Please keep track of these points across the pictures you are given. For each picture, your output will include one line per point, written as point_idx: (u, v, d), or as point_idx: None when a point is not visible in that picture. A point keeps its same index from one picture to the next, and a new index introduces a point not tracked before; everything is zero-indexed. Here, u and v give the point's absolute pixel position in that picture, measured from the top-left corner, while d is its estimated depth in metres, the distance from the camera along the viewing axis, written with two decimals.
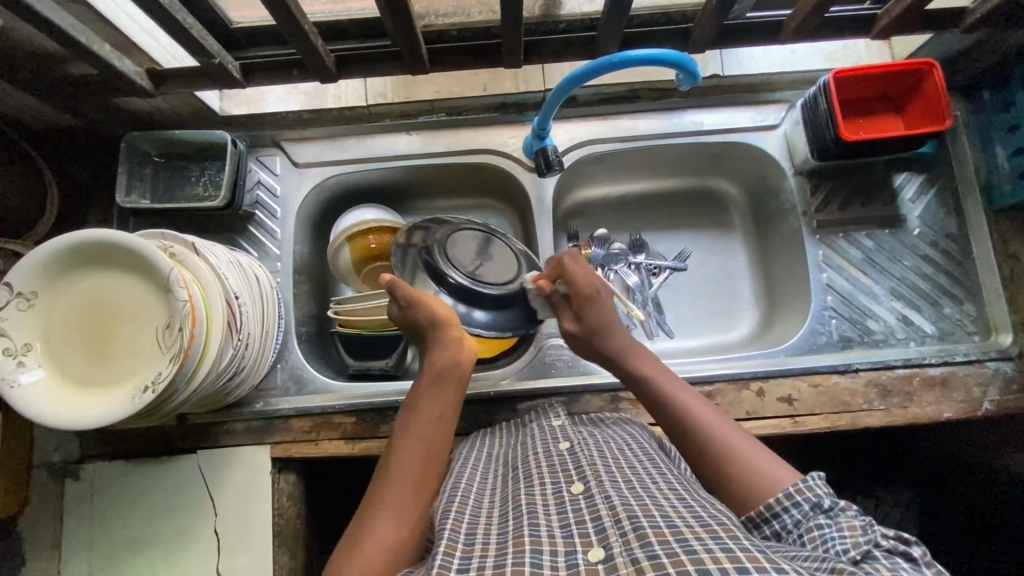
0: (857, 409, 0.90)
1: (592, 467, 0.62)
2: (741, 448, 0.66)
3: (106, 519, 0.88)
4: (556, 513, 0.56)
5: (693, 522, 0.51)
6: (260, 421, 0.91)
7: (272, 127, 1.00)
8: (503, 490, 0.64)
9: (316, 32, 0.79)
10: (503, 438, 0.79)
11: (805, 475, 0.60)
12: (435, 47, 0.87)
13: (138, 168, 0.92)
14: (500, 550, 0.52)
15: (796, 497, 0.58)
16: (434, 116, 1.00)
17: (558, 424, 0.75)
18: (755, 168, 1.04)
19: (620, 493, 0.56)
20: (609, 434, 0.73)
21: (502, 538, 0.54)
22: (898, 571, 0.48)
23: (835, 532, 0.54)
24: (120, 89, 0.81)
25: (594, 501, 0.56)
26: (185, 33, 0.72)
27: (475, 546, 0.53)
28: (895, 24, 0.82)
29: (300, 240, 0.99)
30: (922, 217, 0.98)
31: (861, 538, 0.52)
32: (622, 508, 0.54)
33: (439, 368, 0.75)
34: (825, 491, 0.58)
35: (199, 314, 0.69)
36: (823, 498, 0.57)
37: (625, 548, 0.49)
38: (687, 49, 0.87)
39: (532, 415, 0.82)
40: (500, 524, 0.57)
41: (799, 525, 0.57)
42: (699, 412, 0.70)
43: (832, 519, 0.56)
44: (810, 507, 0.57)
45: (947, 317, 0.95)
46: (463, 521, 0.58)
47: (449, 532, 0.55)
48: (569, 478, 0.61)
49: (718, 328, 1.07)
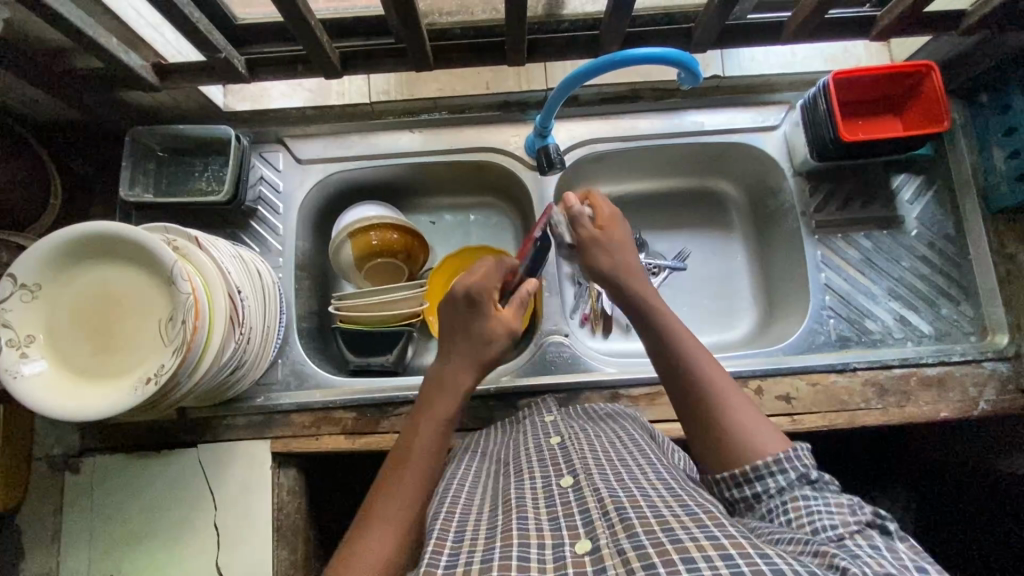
0: (855, 408, 0.90)
1: (582, 460, 0.62)
2: (738, 413, 0.65)
3: (106, 512, 0.88)
4: (546, 507, 0.56)
5: (680, 511, 0.52)
6: (260, 416, 0.91)
7: (276, 123, 1.00)
8: (494, 485, 0.64)
9: (321, 28, 0.79)
10: (498, 433, 0.79)
11: (793, 446, 0.61)
12: (439, 45, 0.88)
13: (142, 162, 0.92)
14: (488, 545, 0.52)
15: (784, 463, 0.59)
16: (438, 113, 1.01)
17: (549, 420, 0.75)
18: (755, 169, 1.05)
19: (609, 485, 0.57)
20: (600, 427, 0.73)
21: (491, 532, 0.55)
22: (874, 538, 0.50)
23: (825, 508, 0.55)
24: (125, 82, 0.81)
25: (583, 493, 0.57)
26: (192, 27, 0.72)
27: (464, 542, 0.54)
28: (893, 27, 0.83)
29: (302, 236, 1.00)
30: (920, 218, 0.99)
31: (851, 517, 0.53)
32: (610, 498, 0.54)
33: (454, 387, 0.71)
34: (811, 462, 0.60)
35: (201, 307, 0.70)
36: (810, 470, 0.59)
37: (612, 538, 0.49)
38: (689, 49, 0.88)
39: (525, 411, 0.82)
40: (490, 519, 0.57)
41: (782, 491, 0.58)
42: (712, 373, 0.67)
43: (818, 493, 0.57)
44: (796, 477, 0.58)
45: (945, 317, 0.95)
46: (453, 518, 0.58)
47: (439, 531, 0.55)
48: (559, 471, 0.62)
49: (717, 327, 1.07)
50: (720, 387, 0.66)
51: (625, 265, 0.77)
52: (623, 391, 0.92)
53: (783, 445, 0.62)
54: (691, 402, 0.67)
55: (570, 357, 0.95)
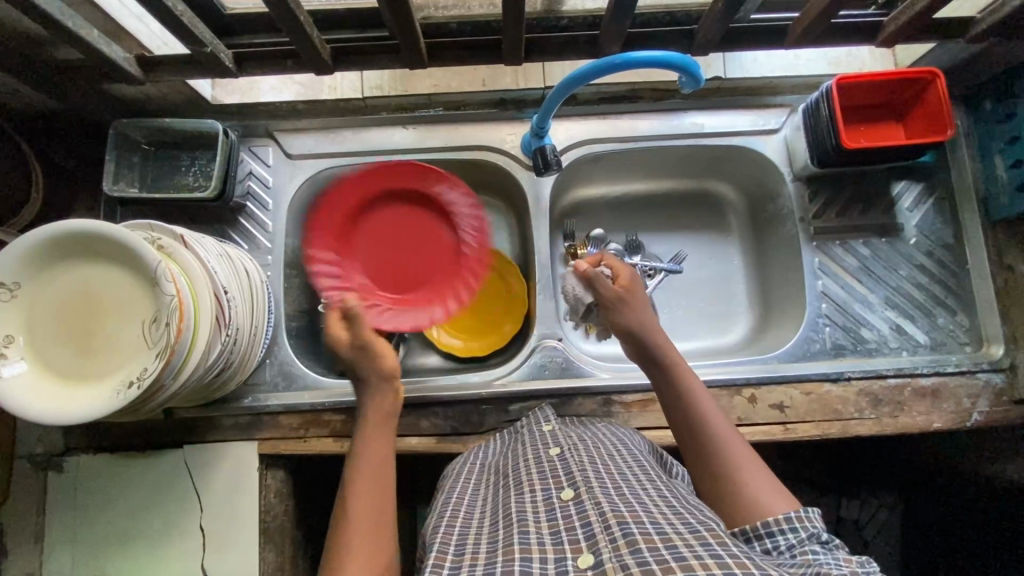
0: (849, 418, 0.90)
1: (582, 473, 0.61)
2: (741, 468, 0.64)
3: (90, 513, 0.87)
4: (547, 520, 0.55)
5: (683, 530, 0.51)
6: (248, 417, 0.90)
7: (266, 117, 0.98)
8: (494, 500, 0.63)
9: (311, 22, 0.77)
10: (499, 444, 0.78)
11: (804, 506, 0.58)
12: (434, 40, 0.85)
13: (127, 155, 0.90)
14: (489, 559, 0.52)
15: (796, 522, 0.56)
16: (433, 110, 0.99)
17: (547, 430, 0.74)
18: (755, 173, 1.04)
19: (610, 499, 0.55)
20: (603, 440, 0.72)
21: (493, 547, 0.54)
22: None
23: (833, 559, 0.52)
24: (108, 75, 0.79)
25: (584, 507, 0.55)
26: (176, 19, 0.70)
27: (464, 556, 0.53)
28: (900, 34, 0.81)
29: (291, 233, 0.98)
30: (919, 226, 0.98)
31: (858, 567, 0.50)
32: (613, 513, 0.53)
33: (379, 411, 0.72)
34: (821, 525, 0.57)
35: (186, 309, 0.67)
36: (820, 531, 0.56)
37: (614, 553, 0.48)
38: (691, 52, 0.86)
39: (523, 419, 0.82)
40: (490, 534, 0.56)
41: (793, 548, 0.55)
42: (710, 408, 0.69)
43: (828, 550, 0.54)
44: (807, 536, 0.55)
45: (941, 327, 0.95)
46: (454, 532, 0.58)
47: (440, 545, 0.55)
48: (559, 484, 0.60)
49: (711, 332, 1.06)
50: (716, 421, 0.68)
51: (650, 326, 0.77)
52: (616, 397, 0.91)
53: (791, 506, 0.59)
54: (697, 447, 0.67)
55: (564, 362, 0.94)
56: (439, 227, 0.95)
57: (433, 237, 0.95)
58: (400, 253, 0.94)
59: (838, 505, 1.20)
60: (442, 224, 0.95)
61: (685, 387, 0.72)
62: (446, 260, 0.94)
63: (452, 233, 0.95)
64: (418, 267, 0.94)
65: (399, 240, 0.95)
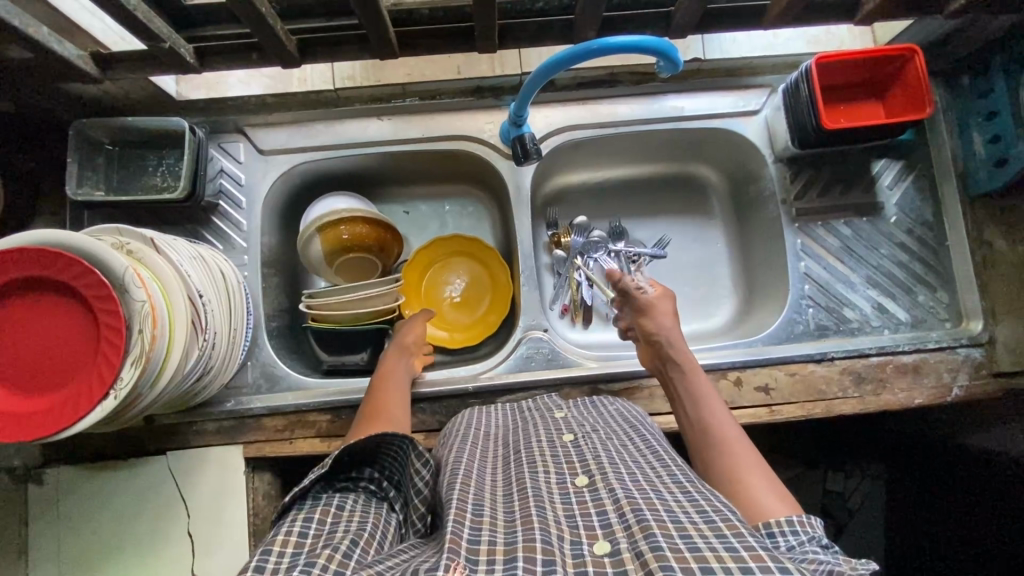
0: (832, 397, 0.91)
1: (596, 460, 0.60)
2: (745, 475, 0.64)
3: (71, 525, 0.85)
4: (561, 503, 0.55)
5: (698, 518, 0.50)
6: (231, 420, 0.89)
7: (235, 112, 0.95)
8: (506, 473, 0.62)
9: (274, 13, 0.74)
10: (502, 419, 0.78)
11: (805, 512, 0.57)
12: (403, 30, 0.82)
13: (90, 157, 0.87)
14: (509, 526, 0.51)
15: (797, 526, 0.55)
16: (407, 100, 0.96)
17: (559, 417, 0.74)
18: (736, 155, 1.03)
19: (624, 485, 0.55)
20: (615, 427, 0.71)
21: (511, 514, 0.53)
22: None
23: (835, 560, 0.51)
24: (62, 74, 0.75)
25: (599, 495, 0.55)
26: (130, 16, 0.67)
27: (484, 518, 0.52)
28: (878, 11, 0.80)
29: (267, 231, 0.96)
30: (899, 204, 0.98)
31: (858, 565, 0.51)
32: (627, 500, 0.52)
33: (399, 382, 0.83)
34: (821, 533, 0.56)
35: (159, 315, 0.63)
36: (821, 535, 0.56)
37: (630, 542, 0.47)
38: (669, 34, 0.84)
39: (532, 401, 0.83)
40: (506, 503, 0.55)
41: (793, 549, 0.54)
42: (719, 417, 0.72)
43: (829, 553, 0.53)
44: (808, 539, 0.55)
45: (921, 305, 0.96)
46: (471, 492, 0.56)
47: (459, 502, 0.54)
48: (572, 470, 0.60)
49: (696, 316, 1.07)
50: (725, 431, 0.70)
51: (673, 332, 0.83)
52: (602, 386, 0.91)
53: (792, 510, 0.58)
54: (704, 457, 0.69)
55: (550, 353, 0.93)
56: (58, 299, 0.61)
57: (58, 326, 0.61)
58: (18, 348, 0.61)
59: (824, 478, 1.21)
60: (67, 298, 0.61)
61: (692, 389, 0.77)
62: (79, 346, 0.61)
63: (75, 311, 0.60)
64: (53, 360, 0.61)
65: (10, 336, 0.61)
